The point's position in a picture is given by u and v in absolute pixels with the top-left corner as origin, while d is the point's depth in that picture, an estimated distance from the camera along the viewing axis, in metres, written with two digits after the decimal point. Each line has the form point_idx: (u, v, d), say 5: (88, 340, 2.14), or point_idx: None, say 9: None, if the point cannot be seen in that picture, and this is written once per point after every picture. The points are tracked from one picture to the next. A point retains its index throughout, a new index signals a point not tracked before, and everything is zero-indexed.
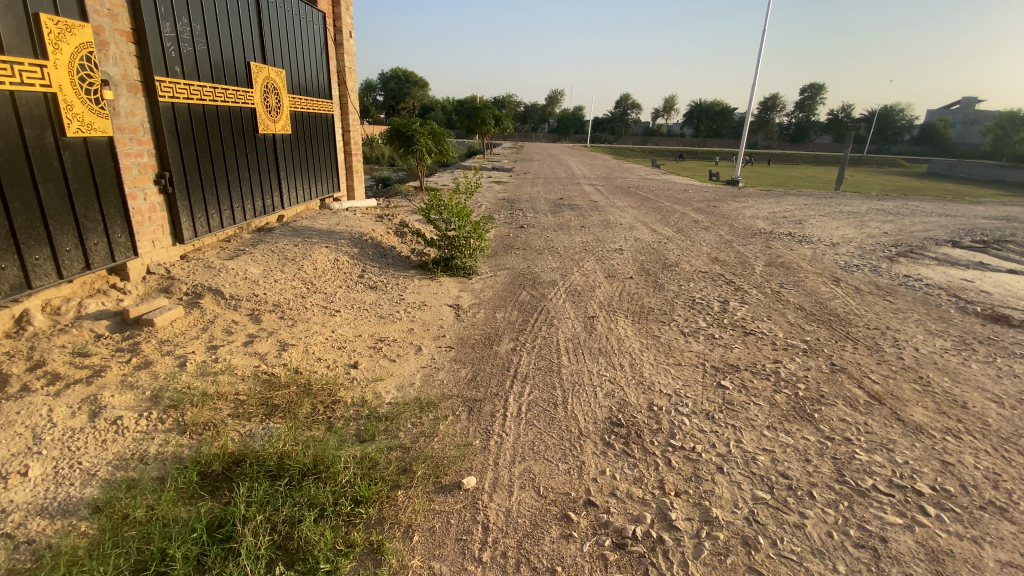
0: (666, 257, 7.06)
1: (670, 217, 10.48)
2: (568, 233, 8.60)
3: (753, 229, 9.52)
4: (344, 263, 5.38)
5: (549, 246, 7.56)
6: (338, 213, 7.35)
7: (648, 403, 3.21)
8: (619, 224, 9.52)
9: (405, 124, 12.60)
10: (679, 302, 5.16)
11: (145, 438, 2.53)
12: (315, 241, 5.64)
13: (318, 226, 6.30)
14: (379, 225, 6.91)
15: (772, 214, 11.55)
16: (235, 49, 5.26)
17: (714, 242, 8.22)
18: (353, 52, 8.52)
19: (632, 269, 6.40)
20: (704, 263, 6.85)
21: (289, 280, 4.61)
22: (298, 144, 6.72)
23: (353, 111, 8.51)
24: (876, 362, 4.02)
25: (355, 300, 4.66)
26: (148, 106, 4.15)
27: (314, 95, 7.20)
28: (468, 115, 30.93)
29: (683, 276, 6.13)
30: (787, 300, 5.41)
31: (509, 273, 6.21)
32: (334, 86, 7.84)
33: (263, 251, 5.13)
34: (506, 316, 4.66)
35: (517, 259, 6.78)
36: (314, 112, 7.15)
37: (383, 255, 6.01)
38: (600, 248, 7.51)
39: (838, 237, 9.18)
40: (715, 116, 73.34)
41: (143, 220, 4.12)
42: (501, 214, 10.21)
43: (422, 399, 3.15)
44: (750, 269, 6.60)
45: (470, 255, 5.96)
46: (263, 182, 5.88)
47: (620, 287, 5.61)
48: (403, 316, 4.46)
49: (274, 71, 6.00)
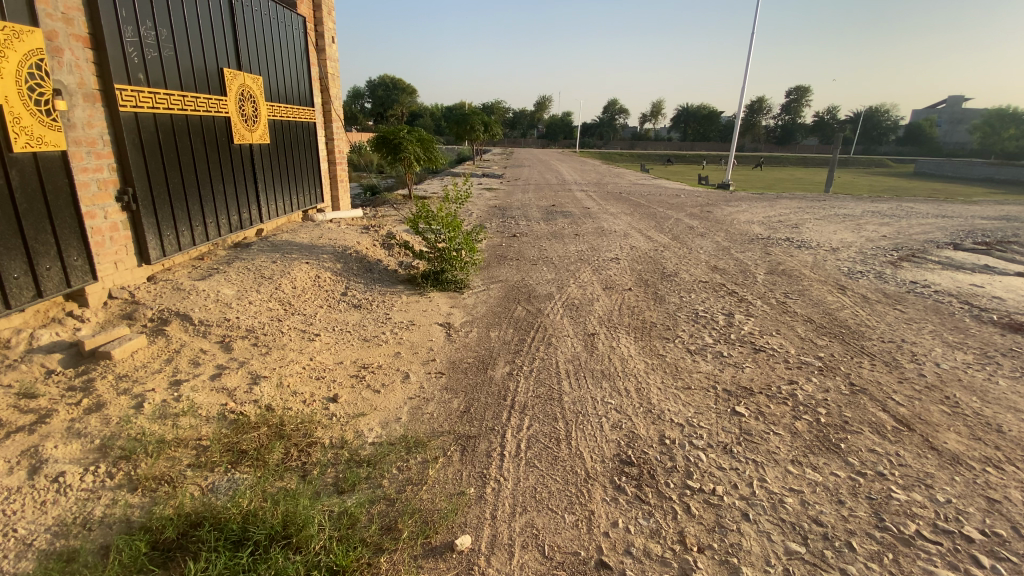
0: (664, 266, 6.80)
1: (665, 223, 10.25)
2: (562, 242, 8.32)
3: (751, 235, 9.30)
4: (326, 280, 5.06)
5: (543, 257, 7.27)
6: (321, 225, 7.03)
7: (659, 436, 2.92)
8: (613, 231, 9.27)
9: (393, 131, 12.32)
10: (683, 315, 4.88)
11: (90, 498, 2.18)
12: (295, 257, 5.31)
13: (299, 240, 5.97)
14: (364, 237, 6.59)
15: (769, 218, 11.37)
16: (206, 54, 4.92)
17: (713, 249, 7.98)
18: (336, 57, 8.21)
19: (631, 279, 6.12)
20: (705, 271, 6.59)
21: (266, 301, 4.27)
22: (277, 154, 6.39)
23: (336, 118, 8.19)
24: (897, 380, 3.77)
25: (337, 321, 4.34)
26: (108, 117, 3.80)
27: (295, 102, 6.88)
28: (457, 121, 30.66)
29: (684, 286, 5.87)
30: (795, 311, 5.16)
31: (502, 286, 5.90)
32: (315, 93, 7.52)
33: (238, 269, 4.80)
34: (501, 334, 4.36)
35: (511, 271, 6.48)
36: (294, 121, 6.83)
37: (369, 270, 5.69)
38: (596, 257, 7.24)
39: (838, 242, 8.99)
40: (703, 120, 73.77)
41: (103, 240, 3.76)
42: (492, 223, 9.92)
43: (408, 438, 2.84)
44: (752, 278, 6.36)
45: (461, 268, 5.65)
46: (239, 196, 5.54)
47: (619, 300, 5.33)
48: (390, 338, 4.15)
49: (250, 78, 5.67)
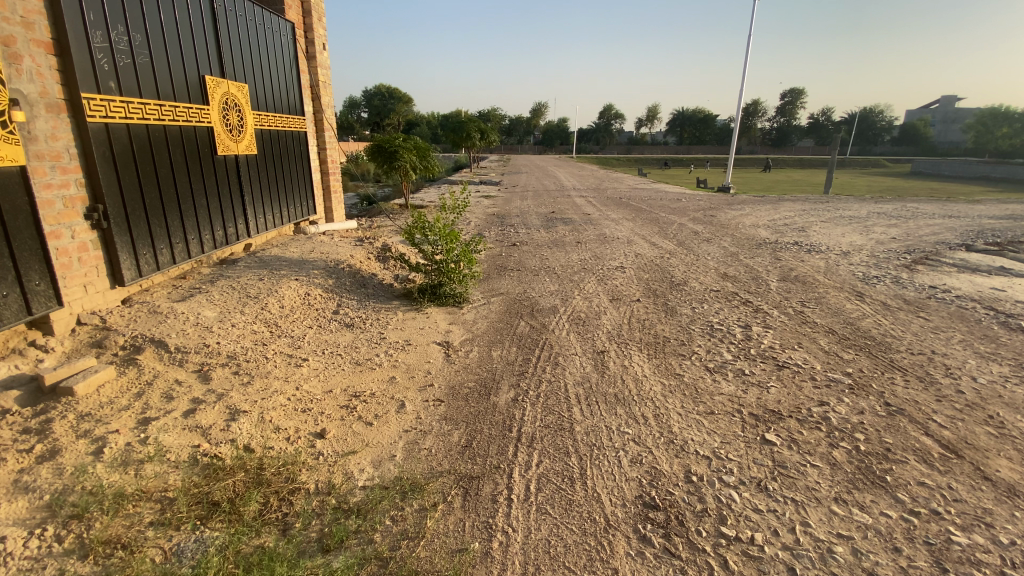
0: (672, 274, 6.50)
1: (668, 228, 9.96)
2: (564, 250, 8.03)
3: (758, 239, 9.02)
4: (317, 297, 4.76)
5: (545, 266, 6.97)
6: (313, 238, 6.74)
7: (684, 473, 2.61)
8: (616, 238, 8.98)
9: (387, 140, 12.08)
10: (697, 328, 4.59)
11: (32, 569, 1.86)
12: (284, 273, 5.02)
13: (288, 255, 5.67)
14: (358, 250, 6.30)
15: (774, 221, 11.09)
16: (186, 61, 4.63)
17: (721, 255, 7.69)
18: (327, 65, 7.95)
19: (638, 290, 5.82)
20: (715, 279, 6.30)
21: (250, 323, 3.97)
22: (265, 165, 6.10)
23: (328, 127, 7.92)
24: (935, 398, 3.48)
25: (327, 343, 4.04)
26: (74, 128, 3.50)
27: (284, 110, 6.61)
28: (454, 129, 30.46)
29: (695, 296, 5.57)
30: (815, 321, 4.86)
31: (504, 299, 5.60)
32: (306, 101, 7.25)
33: (222, 289, 4.49)
34: (503, 353, 4.05)
35: (512, 282, 6.18)
36: (283, 130, 6.55)
37: (363, 285, 5.39)
38: (600, 266, 6.94)
39: (848, 245, 8.71)
40: (698, 123, 73.86)
41: (70, 261, 3.46)
42: (491, 231, 9.64)
43: (403, 481, 2.53)
44: (764, 286, 6.06)
45: (461, 281, 5.35)
46: (224, 210, 5.25)
47: (628, 313, 5.03)
48: (385, 360, 3.85)
49: (235, 86, 5.39)
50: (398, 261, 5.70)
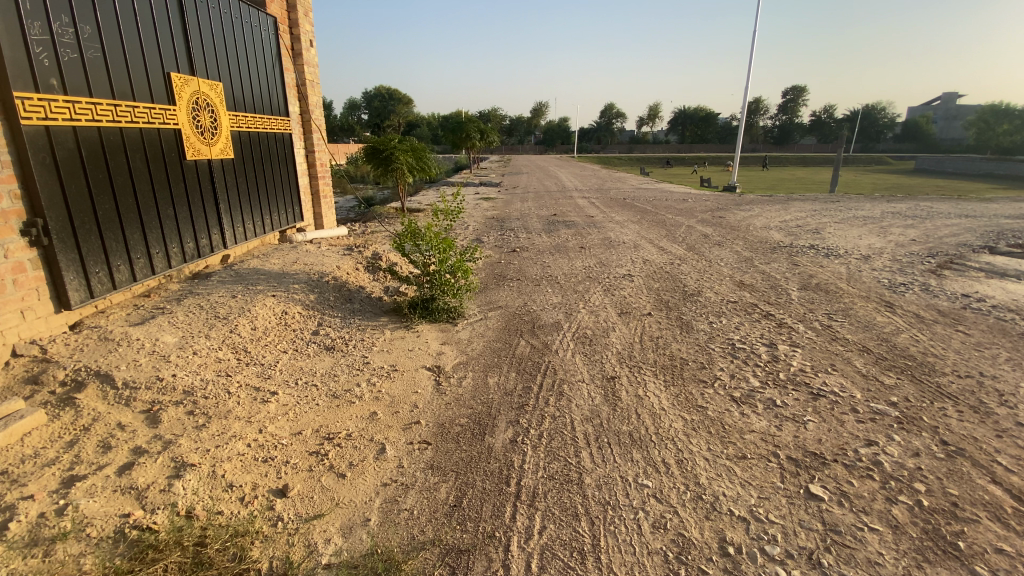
0: (684, 283, 6.04)
1: (676, 232, 9.50)
2: (567, 256, 7.57)
3: (771, 243, 8.55)
4: (295, 316, 4.31)
5: (547, 275, 6.51)
6: (299, 247, 6.30)
7: (717, 542, 2.15)
8: (622, 243, 8.52)
9: (383, 142, 11.65)
10: (717, 348, 4.12)
11: None
12: (260, 289, 4.57)
13: (268, 267, 5.22)
14: (345, 260, 5.84)
15: (785, 223, 10.60)
16: (147, 56, 4.20)
17: (734, 261, 7.23)
18: (315, 63, 7.53)
19: (649, 301, 5.36)
20: (731, 289, 5.83)
21: (215, 350, 3.52)
22: (245, 170, 5.66)
23: (317, 128, 7.50)
24: (996, 433, 2.99)
25: (303, 370, 3.59)
26: (7, 132, 3.07)
27: (265, 111, 6.17)
28: (453, 130, 30.04)
29: (711, 309, 5.11)
30: (847, 338, 4.39)
31: (502, 313, 5.15)
32: (291, 101, 6.82)
33: (189, 308, 4.05)
34: (501, 380, 3.60)
35: (511, 294, 5.72)
36: (265, 132, 6.11)
37: (348, 300, 4.94)
38: (607, 274, 6.48)
39: (866, 248, 8.22)
40: (700, 122, 73.33)
41: (2, 284, 3.02)
42: (490, 236, 9.18)
43: (375, 557, 2.08)
44: (785, 296, 5.60)
45: (457, 295, 4.87)
46: (197, 220, 4.81)
47: (639, 329, 4.57)
48: (366, 391, 3.39)
49: (206, 84, 4.95)
50: (387, 272, 5.24)
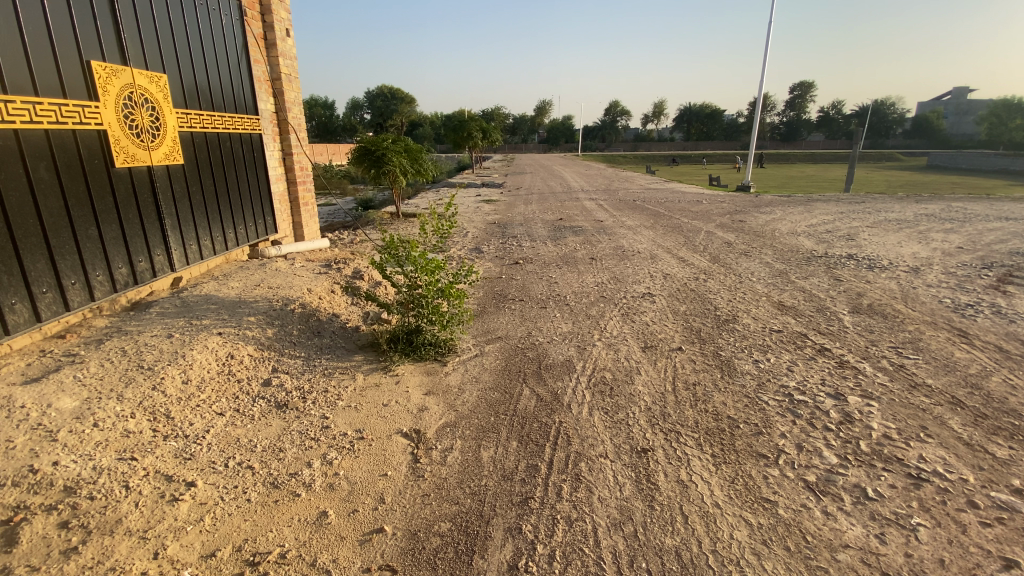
0: (714, 304, 5.18)
1: (696, 239, 8.60)
2: (576, 270, 6.72)
3: (804, 252, 7.65)
4: (243, 361, 3.48)
5: (554, 294, 5.66)
6: (269, 264, 5.47)
7: None
8: (637, 252, 7.66)
9: (375, 141, 10.82)
10: (772, 404, 3.26)
11: None
12: (206, 323, 3.74)
13: (224, 293, 4.41)
14: (320, 281, 5.02)
15: (813, 227, 9.70)
16: (61, 42, 3.39)
17: (767, 275, 6.33)
18: (294, 55, 6.71)
19: (677, 331, 4.49)
20: (771, 313, 4.95)
21: (125, 420, 2.71)
22: (203, 177, 4.84)
23: (295, 128, 6.68)
24: None
25: (239, 444, 2.76)
26: None
27: (229, 109, 5.34)
28: (456, 129, 29.18)
29: (753, 342, 4.24)
30: (929, 385, 3.51)
31: (502, 344, 4.30)
32: (262, 97, 5.99)
33: (109, 353, 3.24)
34: (498, 454, 2.76)
35: (513, 319, 4.86)
36: (229, 134, 5.28)
37: (317, 335, 4.10)
38: (623, 293, 5.63)
39: (911, 258, 7.32)
40: (707, 119, 72.18)
41: None
42: (490, 246, 8.33)
43: None
44: (836, 322, 4.73)
45: (450, 324, 4.01)
46: (135, 239, 4.00)
47: (670, 372, 3.70)
48: (317, 476, 2.57)
49: (145, 76, 4.13)
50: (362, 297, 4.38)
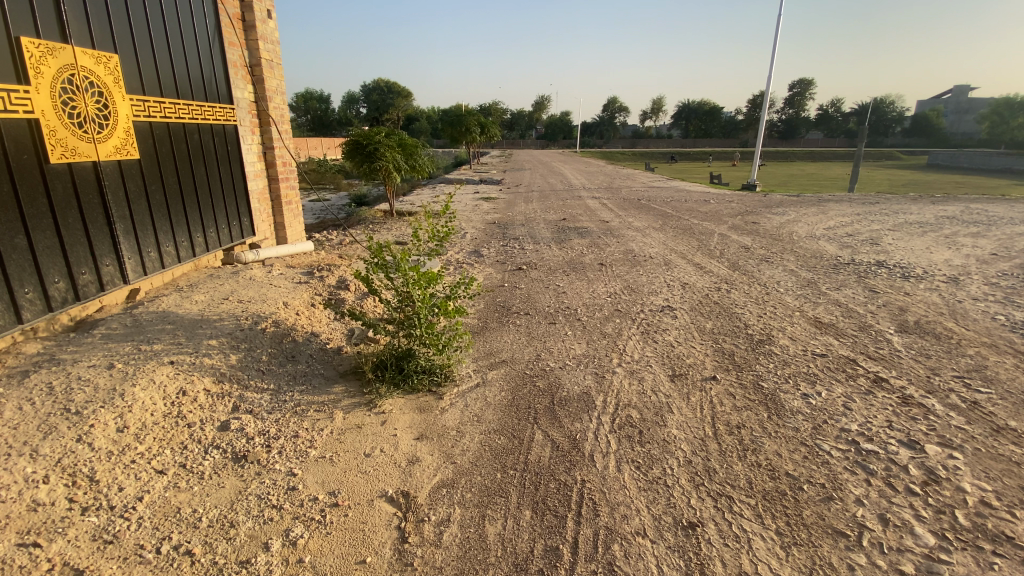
0: (743, 320, 4.62)
1: (710, 243, 8.03)
2: (585, 277, 6.14)
3: (828, 259, 7.10)
4: (196, 399, 2.88)
5: (563, 306, 5.08)
6: (243, 272, 4.87)
7: None
8: (649, 257, 7.10)
9: (366, 135, 10.19)
10: (837, 459, 2.70)
11: None
12: (156, 350, 3.14)
13: (186, 308, 3.80)
14: (299, 292, 4.41)
15: (832, 231, 9.15)
16: None
17: (795, 286, 5.77)
18: (276, 39, 6.08)
19: (708, 354, 3.92)
20: (809, 333, 4.39)
21: (35, 487, 2.12)
22: (165, 175, 4.21)
23: (276, 119, 6.05)
24: None
25: (179, 518, 2.18)
26: None
27: (200, 97, 4.71)
28: (452, 123, 28.45)
29: (797, 370, 3.67)
30: (1016, 430, 2.97)
31: (507, 369, 3.71)
32: (239, 85, 5.35)
33: (32, 389, 2.63)
34: (509, 530, 2.19)
35: (518, 337, 4.28)
36: (198, 125, 4.64)
37: (290, 361, 3.51)
38: (640, 305, 5.05)
39: (946, 266, 6.80)
40: (706, 116, 71.60)
41: None
42: (490, 249, 7.74)
43: None
44: (886, 344, 4.17)
45: (450, 345, 3.40)
46: (77, 248, 3.38)
47: (706, 410, 3.13)
48: (276, 565, 1.99)
49: (90, 56, 3.46)
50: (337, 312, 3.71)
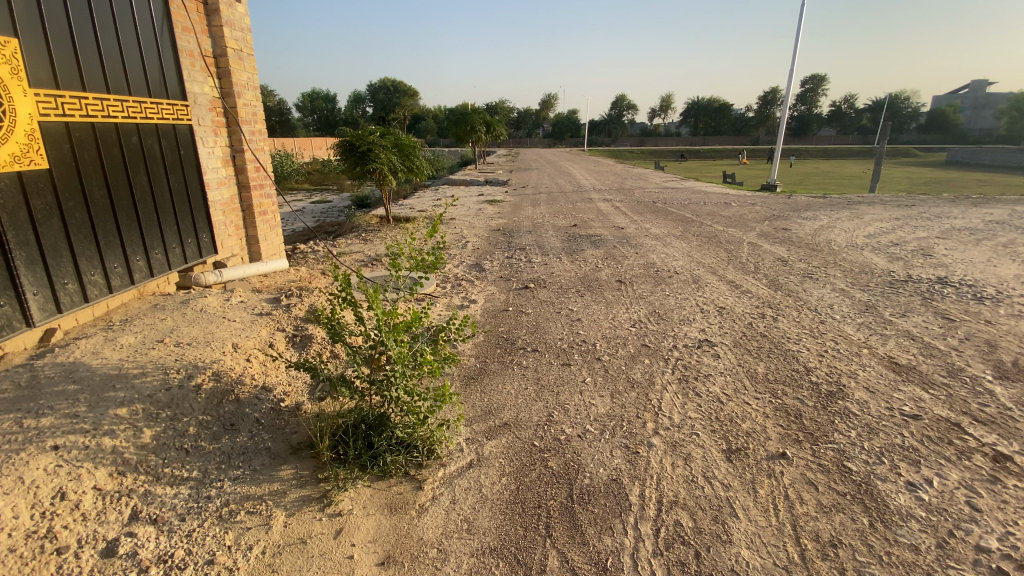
0: (802, 363, 3.76)
1: (741, 255, 7.14)
2: (604, 299, 5.30)
3: (880, 275, 6.21)
4: (79, 506, 2.09)
5: (578, 338, 4.24)
6: (195, 299, 4.06)
7: None
8: (673, 272, 6.25)
9: (360, 135, 9.39)
10: None
11: None
12: (39, 427, 2.31)
13: (105, 356, 2.99)
14: (255, 329, 3.59)
15: (874, 239, 8.23)
16: None
17: (852, 311, 4.89)
18: (245, 26, 5.27)
19: (767, 415, 3.06)
20: (887, 383, 3.51)
21: None
22: (91, 187, 3.39)
23: (245, 119, 5.23)
24: None
25: None
26: None
27: (141, 91, 3.87)
28: (457, 122, 27.58)
29: (890, 443, 2.86)
30: None
31: (509, 437, 2.86)
32: (196, 77, 4.53)
33: None
34: None
35: (526, 385, 3.44)
36: (138, 125, 3.81)
37: (227, 432, 2.71)
38: (671, 339, 4.20)
39: (1019, 283, 5.88)
40: (716, 113, 70.31)
41: None
42: (493, 263, 6.90)
43: None
44: (990, 399, 3.30)
45: (443, 410, 2.61)
46: None
47: (782, 513, 2.29)
48: None
49: None
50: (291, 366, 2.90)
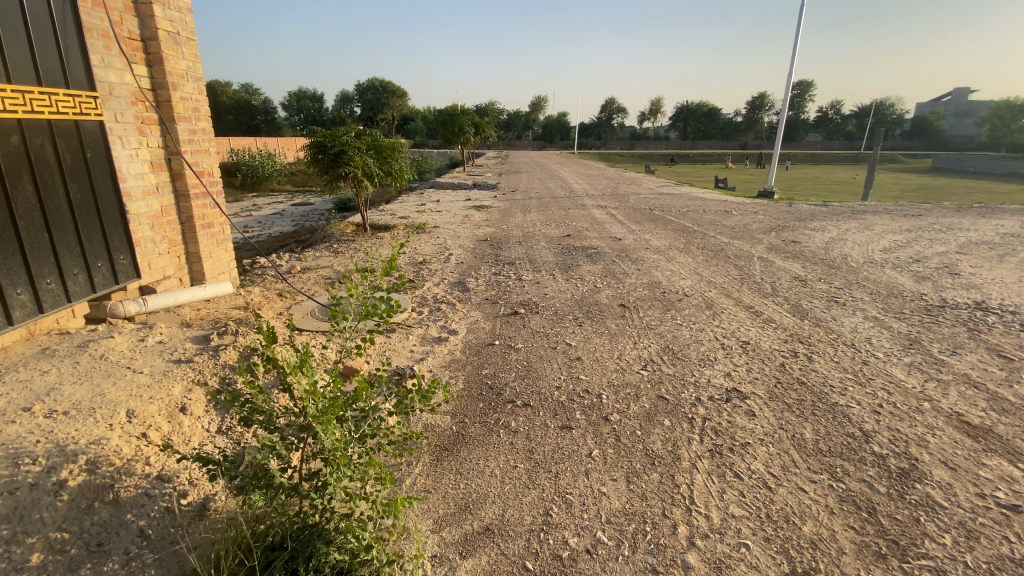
0: (857, 425, 3.03)
1: (754, 273, 6.44)
2: (606, 329, 4.55)
3: (913, 299, 5.53)
4: None
5: (579, 386, 3.48)
6: (100, 340, 3.23)
7: None
8: (682, 294, 5.54)
9: (333, 136, 8.56)
10: None
11: None
12: None
13: None
14: (165, 387, 2.78)
15: (892, 254, 7.60)
16: None
17: (895, 348, 4.19)
18: (182, 5, 4.44)
19: (831, 512, 2.33)
20: (967, 454, 2.79)
21: None
22: None
23: (182, 115, 4.38)
24: None
25: None
26: None
27: (26, 78, 3.00)
28: (446, 123, 26.75)
29: (1001, 557, 2.13)
30: None
31: (492, 555, 2.07)
32: (111, 64, 3.69)
33: None
34: None
35: (515, 460, 2.66)
36: (17, 121, 2.93)
37: (92, 558, 1.89)
38: (692, 388, 3.44)
39: None
40: (706, 117, 70.28)
41: None
42: (479, 281, 6.11)
43: None
44: None
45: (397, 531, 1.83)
46: None
47: None
48: None
49: None
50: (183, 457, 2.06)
